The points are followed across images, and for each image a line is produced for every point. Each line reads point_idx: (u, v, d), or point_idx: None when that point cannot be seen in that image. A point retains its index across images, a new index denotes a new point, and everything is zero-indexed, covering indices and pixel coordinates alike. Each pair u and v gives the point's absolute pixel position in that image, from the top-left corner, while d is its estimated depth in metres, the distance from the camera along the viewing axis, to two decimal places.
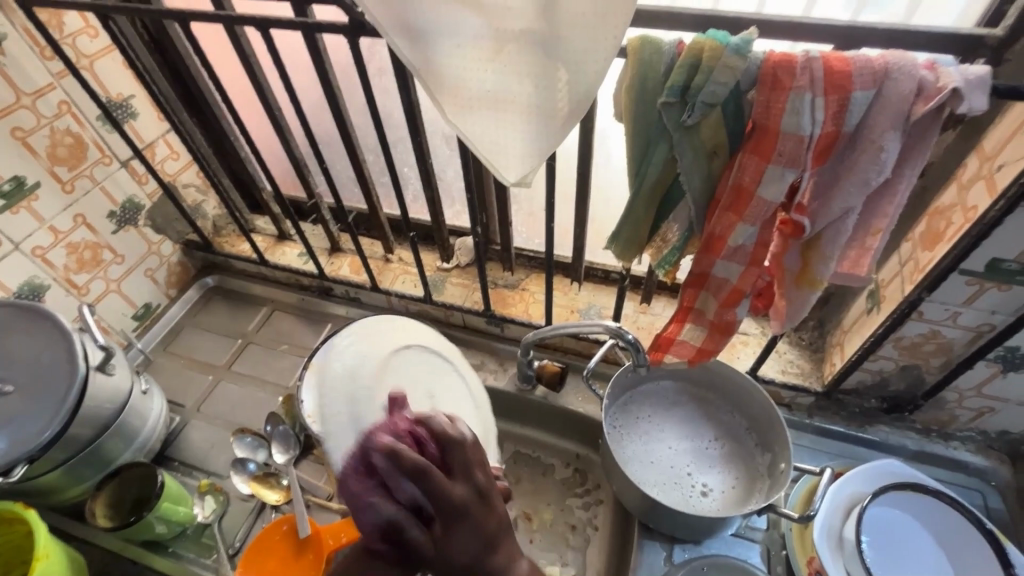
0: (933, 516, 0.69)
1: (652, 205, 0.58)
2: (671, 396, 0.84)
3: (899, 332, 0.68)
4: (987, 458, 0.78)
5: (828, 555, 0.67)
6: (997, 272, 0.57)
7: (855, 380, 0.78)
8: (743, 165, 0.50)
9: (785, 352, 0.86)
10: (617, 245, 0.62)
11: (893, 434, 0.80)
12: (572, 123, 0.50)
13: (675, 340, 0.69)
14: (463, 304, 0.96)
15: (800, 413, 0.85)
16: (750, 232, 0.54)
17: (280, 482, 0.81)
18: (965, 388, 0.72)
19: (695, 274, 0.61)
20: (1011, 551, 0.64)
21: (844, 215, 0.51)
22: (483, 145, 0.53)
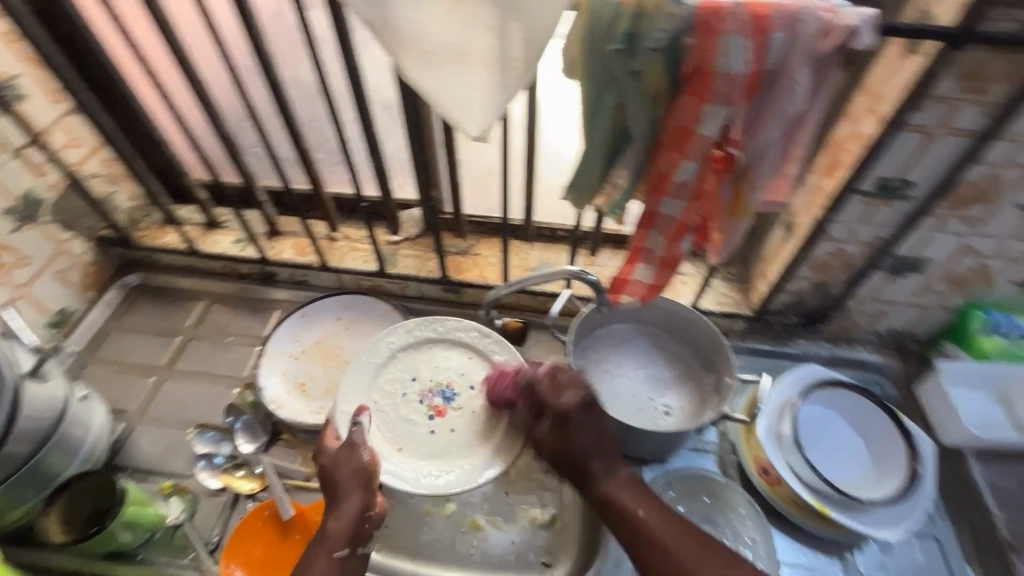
0: (852, 404, 0.82)
1: (604, 151, 0.63)
2: (626, 332, 0.91)
3: (811, 253, 0.79)
4: (882, 355, 0.93)
5: (773, 453, 0.78)
6: (885, 189, 0.68)
7: (778, 302, 0.89)
8: (684, 106, 0.56)
9: (718, 286, 0.96)
10: (573, 193, 0.67)
11: (809, 346, 0.93)
12: (530, 74, 0.53)
13: (629, 281, 0.76)
14: (418, 274, 0.97)
15: (735, 338, 0.95)
16: (692, 167, 0.60)
17: (253, 471, 0.79)
18: (863, 296, 0.85)
19: (645, 214, 0.67)
20: (912, 426, 0.78)
21: (768, 146, 0.59)
22: (444, 97, 0.55)
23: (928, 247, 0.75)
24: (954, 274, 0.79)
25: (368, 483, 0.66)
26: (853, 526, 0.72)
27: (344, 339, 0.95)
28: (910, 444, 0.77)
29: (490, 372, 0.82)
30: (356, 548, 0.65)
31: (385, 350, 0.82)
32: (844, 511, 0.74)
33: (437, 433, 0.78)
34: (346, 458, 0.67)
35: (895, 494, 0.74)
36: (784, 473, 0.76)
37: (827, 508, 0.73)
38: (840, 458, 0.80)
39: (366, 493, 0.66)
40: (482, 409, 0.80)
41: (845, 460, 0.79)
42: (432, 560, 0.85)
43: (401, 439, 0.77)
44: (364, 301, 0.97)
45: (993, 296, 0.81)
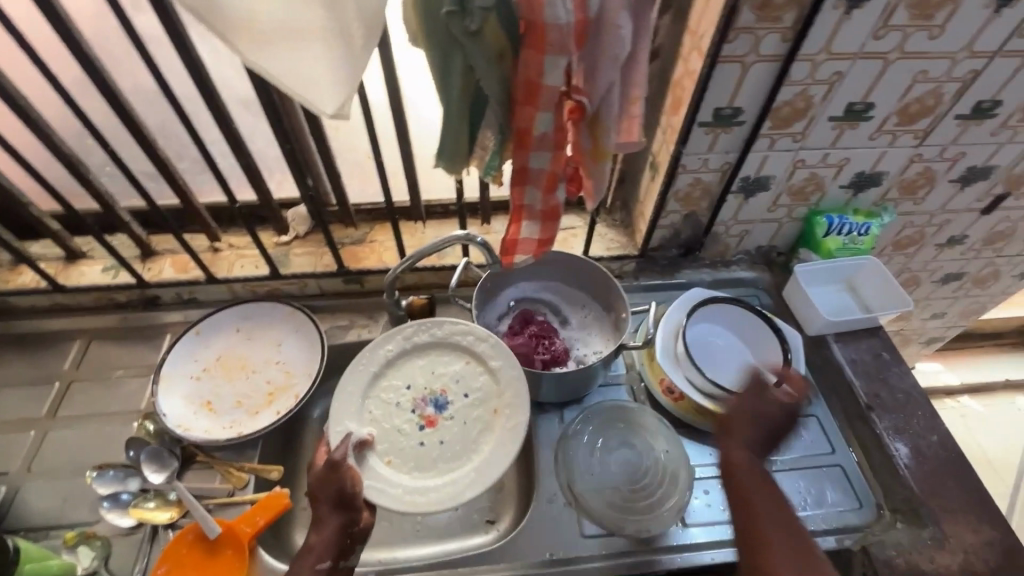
0: (729, 315, 0.92)
1: (465, 115, 0.66)
2: (532, 292, 0.97)
3: (675, 187, 0.87)
4: (754, 270, 1.05)
5: (671, 372, 0.85)
6: (721, 118, 0.76)
7: (658, 238, 0.97)
8: (526, 60, 0.59)
9: (606, 234, 1.03)
10: (445, 160, 0.70)
11: (694, 274, 1.03)
12: (370, 44, 0.54)
13: (518, 239, 0.80)
14: (315, 270, 0.96)
15: (630, 278, 1.03)
16: (548, 118, 0.64)
17: (168, 499, 0.75)
18: (727, 219, 0.95)
19: (517, 171, 0.71)
20: (779, 322, 0.88)
21: (609, 89, 0.64)
22: (291, 78, 0.55)
23: (767, 165, 0.85)
24: (794, 187, 0.90)
25: (346, 502, 0.65)
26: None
27: (249, 350, 0.91)
28: (780, 336, 0.87)
29: (487, 380, 0.80)
30: (342, 561, 0.64)
31: (382, 358, 0.80)
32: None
33: (427, 444, 0.77)
34: (331, 473, 0.66)
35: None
36: (683, 387, 0.84)
37: (722, 407, 0.82)
38: (728, 363, 0.89)
39: (346, 511, 0.65)
40: (474, 419, 0.78)
41: (731, 366, 0.89)
42: (379, 545, 0.86)
43: (391, 451, 0.76)
44: (263, 308, 0.94)
45: (828, 201, 0.94)
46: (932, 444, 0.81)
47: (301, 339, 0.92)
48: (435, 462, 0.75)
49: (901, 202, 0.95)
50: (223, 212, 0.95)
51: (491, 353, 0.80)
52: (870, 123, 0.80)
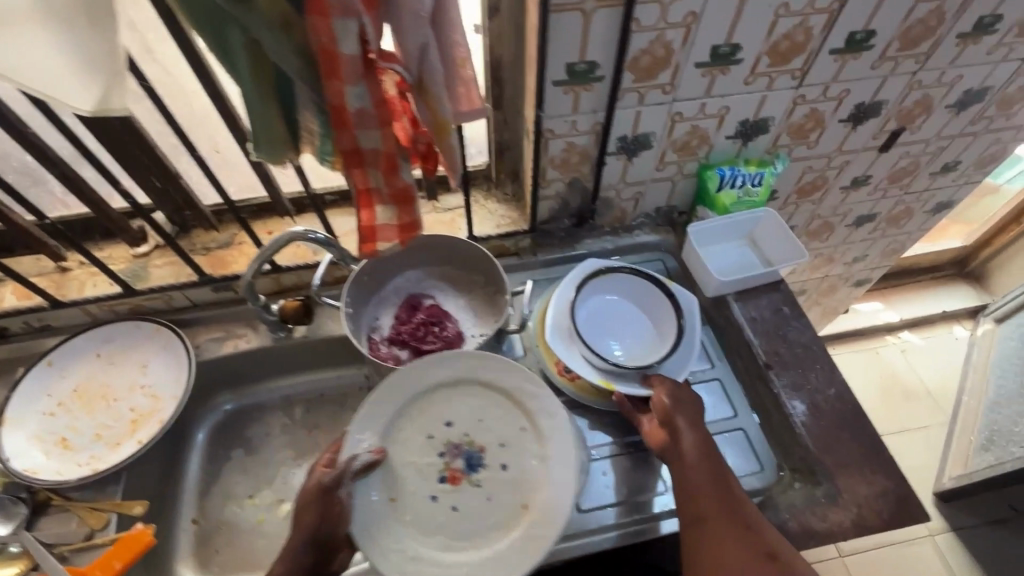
0: (626, 283, 0.87)
1: (268, 97, 0.58)
2: (420, 282, 0.92)
3: (548, 154, 0.81)
4: (657, 233, 1.00)
5: (565, 351, 0.80)
6: (576, 75, 0.70)
7: (547, 210, 0.91)
8: (313, 27, 0.52)
9: (496, 210, 0.96)
10: (264, 151, 0.63)
11: (594, 243, 0.98)
12: (103, 25, 0.46)
13: (376, 228, 0.73)
14: (176, 282, 0.87)
15: (527, 255, 0.96)
16: (359, 91, 0.57)
17: (11, 552, 0.69)
18: (615, 183, 0.89)
19: (348, 152, 0.64)
20: (673, 288, 0.85)
21: (424, 52, 0.56)
22: (20, 74, 0.47)
23: (642, 122, 0.79)
24: (678, 142, 0.84)
25: (322, 540, 0.63)
26: (637, 390, 0.76)
27: (109, 376, 0.84)
28: (674, 302, 0.83)
29: (538, 467, 0.71)
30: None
31: (432, 384, 0.75)
32: (631, 381, 0.78)
33: (439, 502, 0.70)
34: (319, 500, 0.64)
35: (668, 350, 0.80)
36: (576, 365, 0.79)
37: (614, 382, 0.77)
38: (625, 334, 0.85)
39: (320, 553, 0.63)
40: (500, 503, 0.69)
41: (628, 338, 0.84)
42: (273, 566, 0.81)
43: (400, 488, 0.69)
44: (123, 329, 0.86)
45: (718, 153, 0.89)
46: (829, 397, 0.79)
47: (168, 358, 0.85)
48: (436, 526, 0.68)
49: (794, 147, 0.91)
50: (70, 225, 0.86)
51: (550, 431, 0.71)
52: (740, 66, 0.75)
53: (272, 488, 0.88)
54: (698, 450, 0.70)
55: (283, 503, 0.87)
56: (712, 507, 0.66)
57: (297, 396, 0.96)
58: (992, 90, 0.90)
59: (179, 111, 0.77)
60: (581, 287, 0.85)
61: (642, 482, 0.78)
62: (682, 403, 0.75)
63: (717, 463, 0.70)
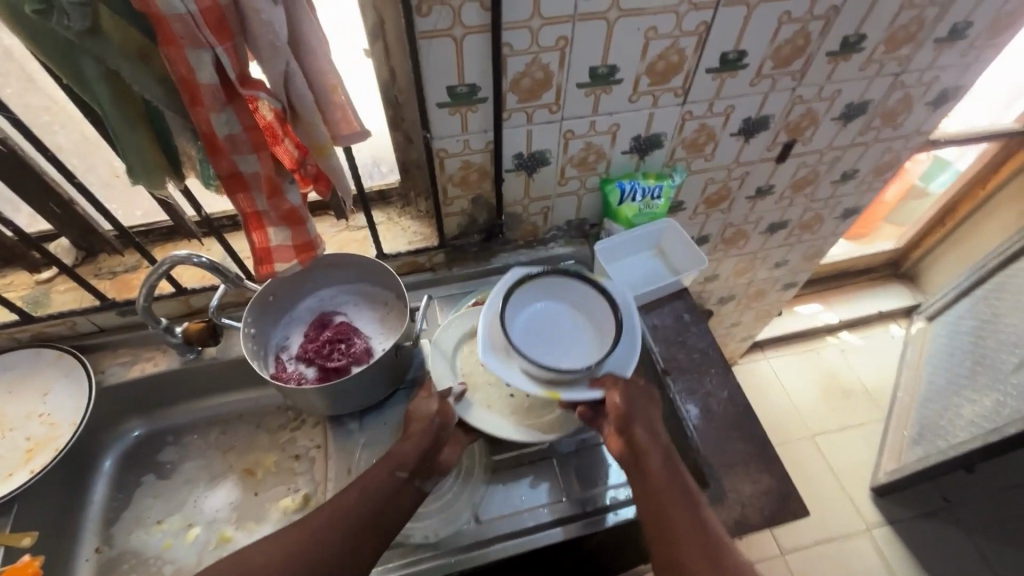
0: (558, 284, 0.82)
1: (135, 123, 0.59)
2: (333, 299, 0.92)
3: (446, 173, 0.83)
4: (571, 245, 1.03)
5: (501, 365, 0.75)
6: (458, 97, 0.72)
7: (455, 226, 0.94)
8: (168, 57, 0.53)
9: (409, 226, 0.98)
10: (139, 178, 0.63)
11: (507, 256, 1.00)
12: None
13: (270, 248, 0.74)
14: (77, 307, 0.86)
15: (441, 270, 0.99)
16: (226, 117, 0.58)
17: None
18: (520, 198, 0.92)
19: (229, 178, 0.65)
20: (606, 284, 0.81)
21: (288, 80, 0.58)
22: None
23: (534, 140, 0.82)
24: (576, 158, 0.87)
25: (433, 427, 0.73)
26: (584, 395, 0.73)
27: (6, 404, 0.82)
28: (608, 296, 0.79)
29: None
30: (415, 482, 0.70)
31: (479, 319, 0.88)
32: (576, 386, 0.74)
33: (517, 395, 0.81)
34: (435, 397, 0.76)
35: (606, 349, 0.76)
36: (516, 380, 0.74)
37: (559, 391, 0.73)
38: (564, 338, 0.79)
39: (433, 441, 0.72)
40: None
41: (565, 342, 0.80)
42: None
43: (484, 396, 0.80)
44: (21, 356, 0.85)
45: (618, 168, 0.92)
46: (722, 400, 0.82)
47: (67, 385, 0.84)
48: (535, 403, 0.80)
49: (691, 160, 0.95)
50: None
51: None
52: (622, 86, 0.78)
53: (181, 513, 0.87)
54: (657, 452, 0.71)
55: (192, 527, 0.86)
56: (678, 512, 0.67)
57: (213, 418, 0.96)
58: (872, 103, 0.96)
59: (70, 136, 0.77)
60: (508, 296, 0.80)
61: (591, 473, 0.80)
62: (636, 402, 0.73)
63: (675, 466, 0.70)
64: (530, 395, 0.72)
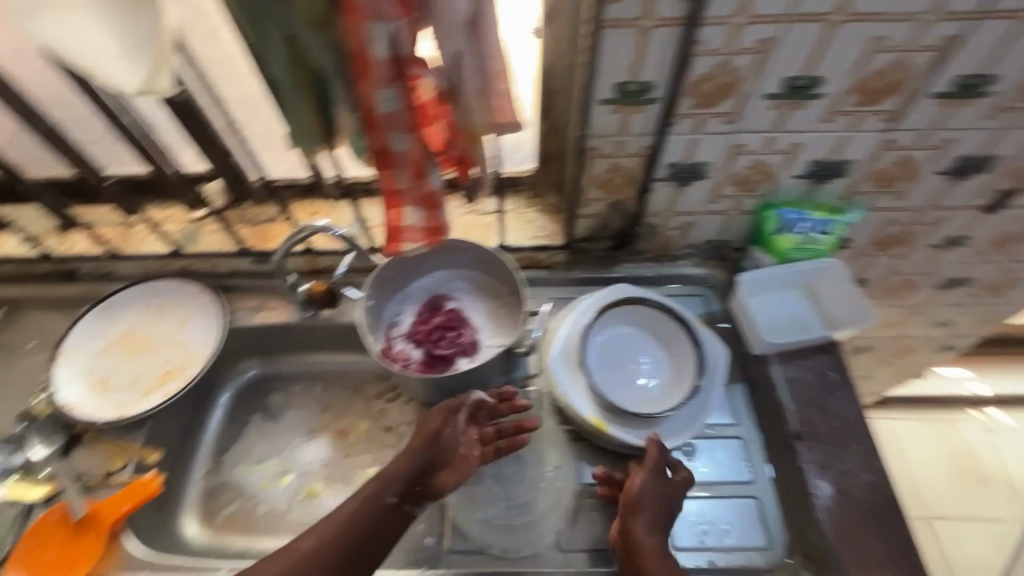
0: (650, 322, 0.81)
1: (304, 89, 0.58)
2: (447, 282, 0.90)
3: (591, 174, 0.76)
4: (705, 267, 0.94)
5: (565, 377, 0.77)
6: (628, 95, 0.65)
7: (585, 228, 0.87)
8: (348, 27, 0.51)
9: (536, 220, 0.93)
10: (298, 142, 0.64)
11: (633, 267, 0.93)
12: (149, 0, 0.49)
13: (400, 227, 0.73)
14: (222, 249, 0.93)
15: (560, 270, 0.94)
16: (391, 95, 0.55)
17: (40, 477, 0.75)
18: (662, 210, 0.83)
19: (379, 153, 0.63)
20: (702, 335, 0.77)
21: (459, 62, 0.55)
22: (81, 55, 0.51)
23: (697, 151, 0.72)
24: (738, 176, 0.77)
25: (432, 439, 0.71)
26: (628, 439, 0.73)
27: (151, 329, 0.90)
28: (698, 355, 0.76)
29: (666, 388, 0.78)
30: (405, 503, 0.67)
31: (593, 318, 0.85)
32: (626, 427, 0.74)
33: None
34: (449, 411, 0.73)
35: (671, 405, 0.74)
36: (574, 395, 0.76)
37: (608, 424, 0.74)
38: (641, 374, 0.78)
39: (433, 455, 0.70)
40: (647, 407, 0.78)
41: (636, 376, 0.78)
42: (263, 534, 0.85)
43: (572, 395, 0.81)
44: (169, 285, 0.93)
45: (784, 193, 0.80)
46: (862, 484, 0.71)
47: (202, 321, 0.91)
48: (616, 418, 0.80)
49: (876, 196, 0.80)
50: (141, 182, 0.91)
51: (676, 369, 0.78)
52: (820, 102, 0.66)
53: (279, 458, 0.92)
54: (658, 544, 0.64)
55: (287, 474, 0.90)
56: None
57: (317, 373, 0.99)
58: None
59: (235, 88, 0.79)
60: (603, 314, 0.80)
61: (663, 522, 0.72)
62: (649, 495, 0.66)
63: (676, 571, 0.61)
64: (579, 415, 0.74)
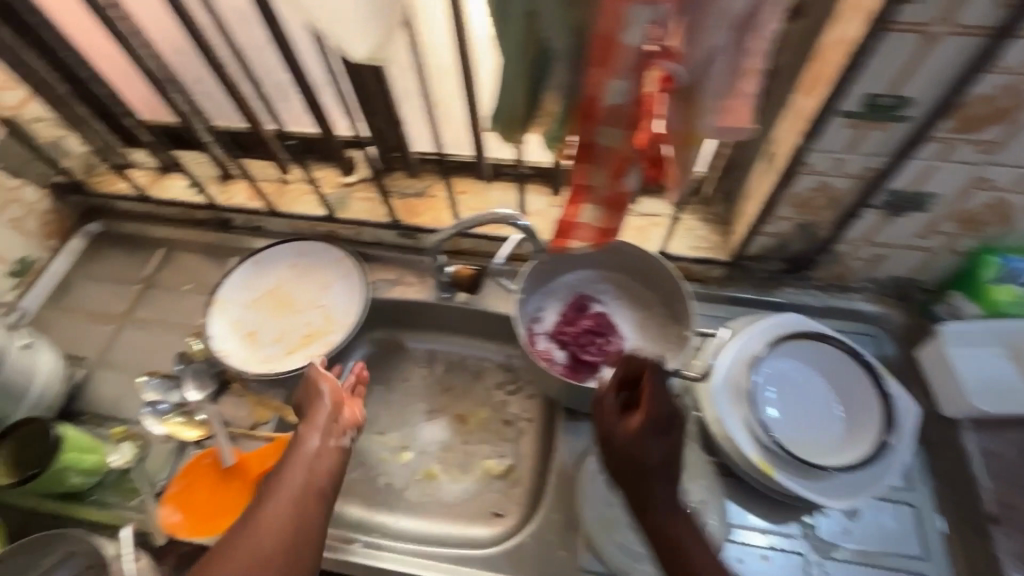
0: (827, 364, 0.73)
1: (526, 70, 0.54)
2: (592, 284, 0.85)
3: (791, 190, 0.69)
4: (882, 305, 0.82)
5: (727, 407, 0.71)
6: (875, 109, 0.57)
7: (758, 246, 0.79)
8: (604, 8, 0.46)
9: (695, 229, 0.86)
10: (498, 124, 0.60)
11: (797, 294, 0.84)
12: None
13: (575, 223, 0.68)
14: (370, 219, 0.92)
15: (713, 286, 0.87)
16: (624, 88, 0.50)
17: (195, 418, 0.78)
18: (856, 238, 0.74)
19: (581, 145, 0.59)
20: (894, 390, 0.69)
21: (712, 57, 0.48)
22: (321, 16, 0.48)
23: (930, 180, 0.63)
24: (966, 213, 0.67)
25: (337, 400, 0.71)
26: (798, 490, 0.66)
27: (297, 287, 0.91)
28: (886, 411, 0.68)
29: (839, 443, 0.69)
30: (330, 441, 0.68)
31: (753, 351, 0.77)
32: (795, 476, 0.67)
33: None
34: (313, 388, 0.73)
35: (852, 462, 0.66)
36: (734, 429, 0.70)
37: (774, 468, 0.67)
38: (809, 420, 0.71)
39: (332, 415, 0.70)
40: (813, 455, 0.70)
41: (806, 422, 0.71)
42: (382, 508, 0.85)
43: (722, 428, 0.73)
44: (316, 246, 0.93)
45: (1014, 238, 0.69)
46: None
47: (345, 285, 0.90)
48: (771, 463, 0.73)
49: None
50: (304, 142, 0.92)
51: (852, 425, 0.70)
52: None
53: (399, 432, 0.92)
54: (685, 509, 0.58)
55: (405, 451, 0.90)
56: None
57: (440, 353, 0.98)
58: None
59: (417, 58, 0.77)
60: (775, 346, 0.73)
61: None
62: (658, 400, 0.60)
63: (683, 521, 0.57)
64: (742, 454, 0.68)
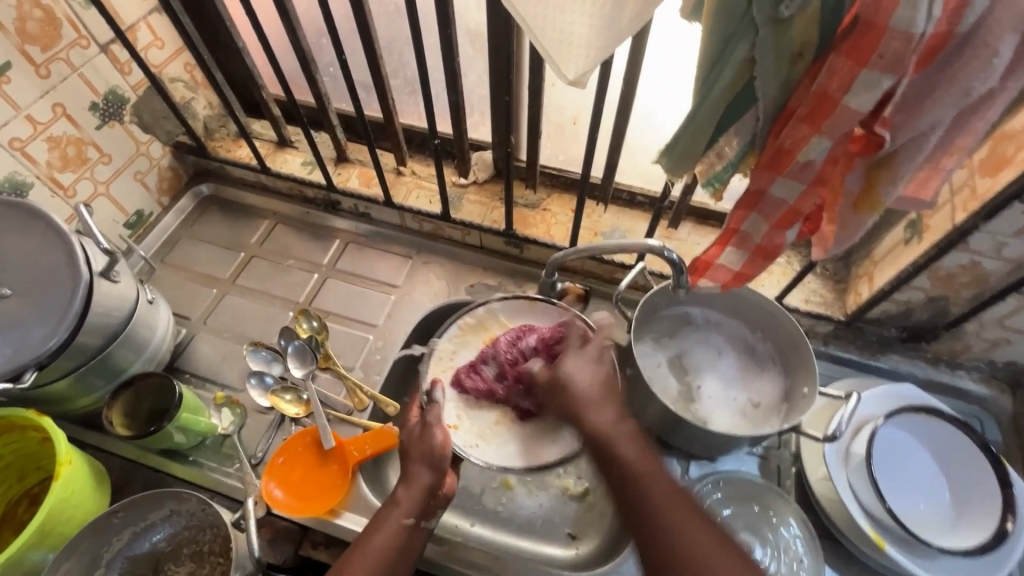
0: (943, 439, 0.71)
1: (720, 110, 0.53)
2: (704, 323, 0.81)
3: (938, 263, 0.68)
4: (988, 387, 0.81)
5: (835, 469, 0.71)
6: None
7: (878, 310, 0.79)
8: (833, 68, 0.46)
9: (809, 283, 0.85)
10: (669, 160, 0.59)
11: (903, 363, 0.82)
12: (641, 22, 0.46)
13: (712, 264, 0.67)
14: (482, 223, 0.92)
15: (817, 341, 0.86)
16: (824, 146, 0.50)
17: (301, 396, 0.79)
18: (988, 320, 0.72)
19: (750, 193, 0.58)
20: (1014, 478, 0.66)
21: (927, 132, 0.48)
22: (543, 36, 0.48)
23: None
24: None
25: (438, 463, 0.65)
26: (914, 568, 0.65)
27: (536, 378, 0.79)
28: (1007, 498, 0.65)
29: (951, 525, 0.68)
30: (421, 521, 0.64)
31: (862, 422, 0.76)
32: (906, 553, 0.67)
33: None
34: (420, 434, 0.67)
35: (970, 546, 0.64)
36: (845, 494, 0.69)
37: (885, 542, 0.67)
38: (919, 496, 0.70)
39: (435, 475, 0.65)
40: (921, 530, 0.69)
41: (917, 498, 0.70)
42: (458, 511, 0.85)
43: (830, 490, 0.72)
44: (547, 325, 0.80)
45: None
46: None
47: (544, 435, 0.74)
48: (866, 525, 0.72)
49: None
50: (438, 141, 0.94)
51: (967, 507, 0.68)
52: None
53: None
54: (647, 456, 0.63)
55: None
56: (659, 510, 0.59)
57: None
58: None
59: None
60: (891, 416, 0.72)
61: None
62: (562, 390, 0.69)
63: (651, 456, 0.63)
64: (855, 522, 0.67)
